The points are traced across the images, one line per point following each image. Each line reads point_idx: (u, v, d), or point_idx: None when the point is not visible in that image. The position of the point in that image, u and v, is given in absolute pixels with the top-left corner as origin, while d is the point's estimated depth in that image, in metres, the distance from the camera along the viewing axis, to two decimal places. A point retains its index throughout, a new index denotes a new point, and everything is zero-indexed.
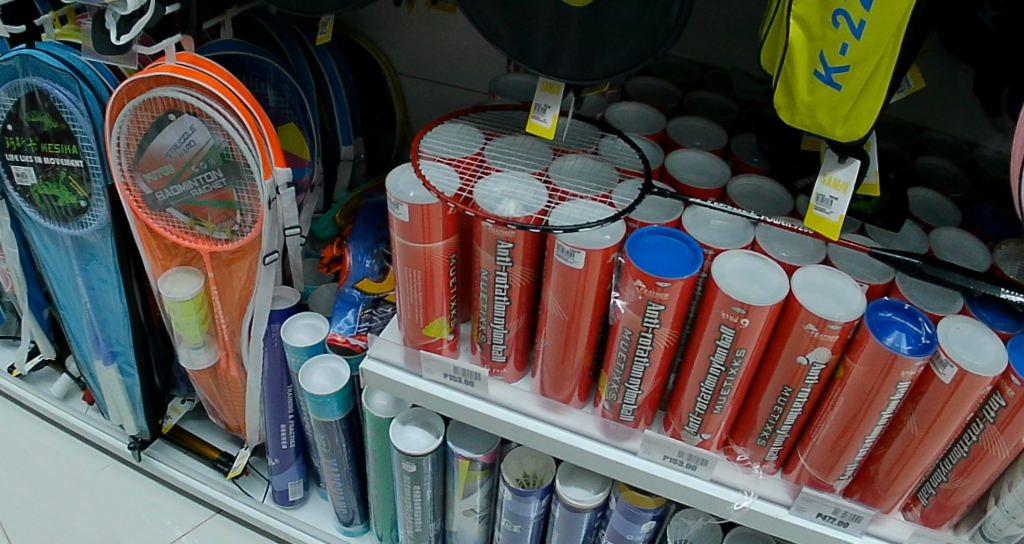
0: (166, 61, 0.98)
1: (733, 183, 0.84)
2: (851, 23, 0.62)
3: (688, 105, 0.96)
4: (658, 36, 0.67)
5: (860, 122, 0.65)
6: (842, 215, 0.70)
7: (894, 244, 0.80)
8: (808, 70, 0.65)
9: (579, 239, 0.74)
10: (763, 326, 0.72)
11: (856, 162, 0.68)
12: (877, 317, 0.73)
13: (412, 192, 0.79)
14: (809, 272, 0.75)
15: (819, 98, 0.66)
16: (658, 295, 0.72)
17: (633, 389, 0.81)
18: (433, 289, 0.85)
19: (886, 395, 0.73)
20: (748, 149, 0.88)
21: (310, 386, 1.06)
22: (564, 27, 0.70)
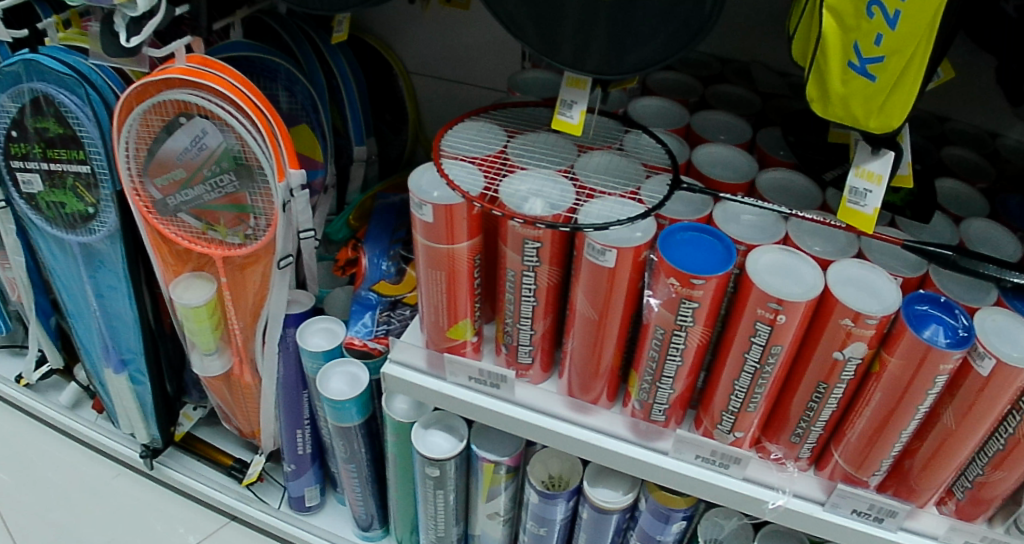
0: (176, 64, 0.96)
1: (760, 177, 0.83)
2: (885, 13, 0.61)
3: (709, 99, 0.95)
4: (690, 30, 0.66)
5: (895, 114, 0.64)
6: (877, 208, 0.69)
7: (925, 235, 0.79)
8: (841, 61, 0.65)
9: (609, 237, 0.73)
10: (800, 323, 0.71)
11: (890, 154, 0.67)
12: (914, 310, 0.71)
13: (435, 192, 0.77)
14: (843, 266, 0.73)
15: (853, 89, 0.65)
16: (691, 292, 0.71)
17: (665, 388, 0.80)
18: (458, 291, 0.84)
19: (924, 389, 0.71)
20: (773, 142, 0.87)
21: (328, 391, 1.05)
22: (593, 22, 0.68)
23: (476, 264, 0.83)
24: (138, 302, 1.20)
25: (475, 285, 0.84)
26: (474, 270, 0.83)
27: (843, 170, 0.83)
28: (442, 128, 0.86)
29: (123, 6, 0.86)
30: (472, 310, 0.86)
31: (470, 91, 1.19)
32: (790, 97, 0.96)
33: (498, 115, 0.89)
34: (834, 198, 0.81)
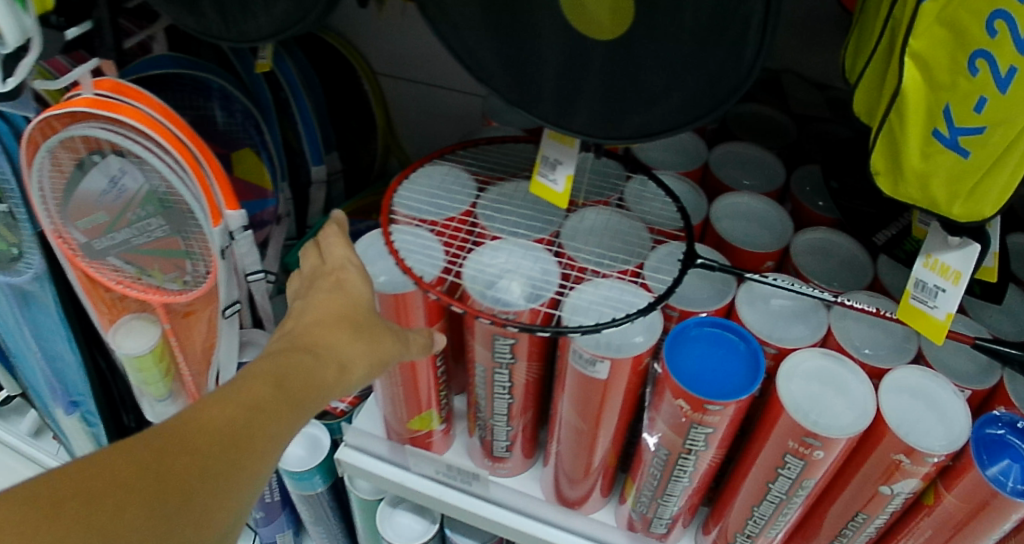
0: (81, 92, 0.78)
1: (797, 239, 0.66)
2: (995, 70, 0.42)
3: (729, 124, 0.77)
4: (720, 87, 0.46)
5: (989, 201, 0.46)
6: (951, 312, 0.53)
7: (1000, 322, 0.62)
8: (924, 127, 0.46)
9: (602, 343, 0.58)
10: (840, 455, 0.56)
11: (975, 249, 0.50)
12: (984, 435, 0.56)
13: (384, 276, 0.65)
14: (903, 374, 0.58)
15: (936, 166, 0.46)
16: (705, 418, 0.56)
17: (667, 505, 0.67)
18: (420, 382, 0.70)
19: (986, 535, 0.57)
20: (812, 187, 0.70)
21: (286, 460, 0.92)
22: (583, 67, 0.49)
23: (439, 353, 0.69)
24: (79, 345, 1.06)
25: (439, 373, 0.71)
26: (438, 359, 0.69)
27: (897, 231, 0.66)
28: (398, 176, 0.68)
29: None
30: (439, 399, 0.73)
31: (445, 95, 1.00)
32: (832, 120, 0.77)
33: (471, 155, 0.70)
34: (887, 270, 0.64)
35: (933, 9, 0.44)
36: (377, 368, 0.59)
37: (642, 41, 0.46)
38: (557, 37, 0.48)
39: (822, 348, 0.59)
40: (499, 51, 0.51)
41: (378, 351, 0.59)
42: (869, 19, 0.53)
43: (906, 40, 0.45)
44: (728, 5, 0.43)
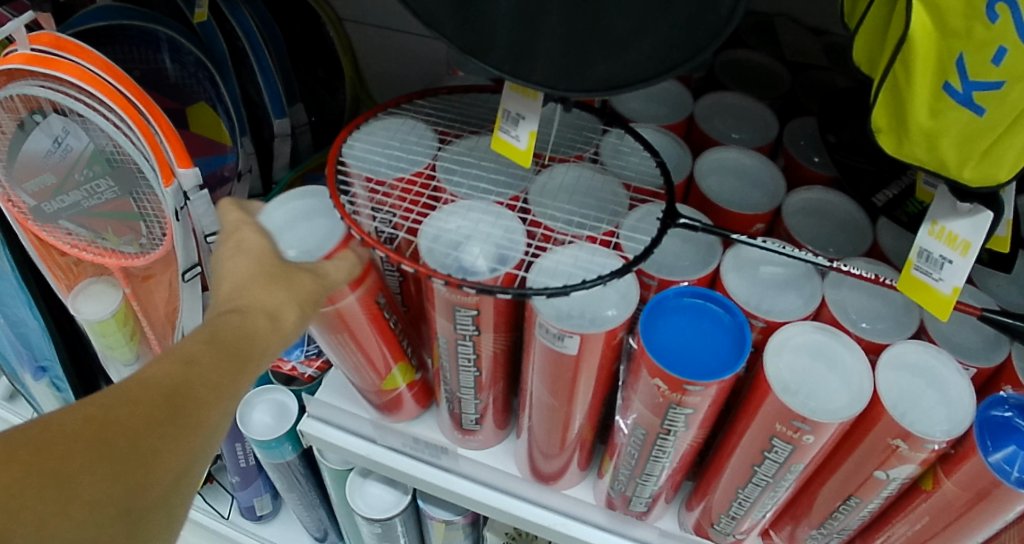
0: (18, 49, 0.73)
1: (790, 198, 0.60)
2: (1017, 13, 0.37)
3: (718, 73, 0.71)
4: (698, 31, 0.41)
5: (1003, 164, 0.40)
6: (958, 286, 0.48)
7: (1008, 293, 0.57)
8: (934, 80, 0.40)
9: (570, 315, 0.53)
10: (832, 440, 0.52)
11: (986, 217, 0.45)
12: (990, 418, 0.51)
13: (293, 251, 0.59)
14: (902, 350, 0.53)
15: (945, 125, 0.40)
16: (684, 399, 0.51)
17: (646, 484, 0.63)
18: (379, 339, 0.64)
19: (985, 524, 0.52)
20: (806, 143, 0.64)
21: (251, 429, 0.88)
22: (544, 11, 0.43)
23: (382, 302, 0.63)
24: (40, 310, 1.01)
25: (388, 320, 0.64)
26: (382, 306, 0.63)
27: (899, 191, 0.59)
28: (350, 124, 0.62)
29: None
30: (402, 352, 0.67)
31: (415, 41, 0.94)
32: (830, 67, 0.71)
33: (431, 104, 0.64)
34: (885, 235, 0.59)
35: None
36: (308, 311, 0.52)
37: None
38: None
39: (815, 322, 0.54)
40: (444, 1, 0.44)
41: (304, 292, 0.52)
42: None
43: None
44: None
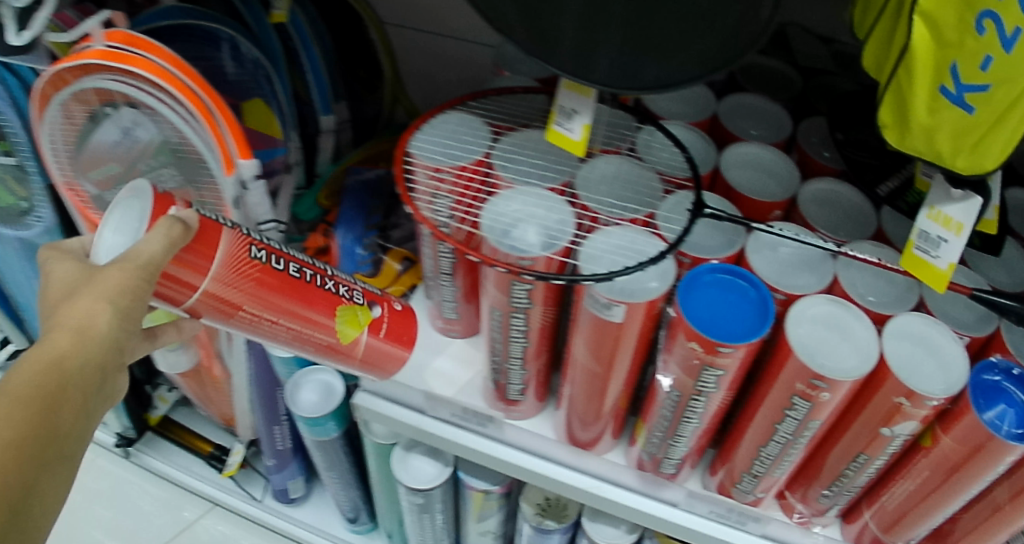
0: (93, 44, 0.77)
1: (804, 188, 0.68)
2: (1001, 31, 0.44)
3: (738, 78, 0.78)
4: (735, 40, 0.48)
5: (991, 155, 0.47)
6: (953, 261, 0.55)
7: (997, 272, 0.65)
8: (931, 83, 0.48)
9: (616, 287, 0.60)
10: (844, 397, 0.59)
11: (977, 201, 0.53)
12: (981, 382, 0.58)
13: (109, 233, 0.61)
14: (905, 321, 0.60)
15: (942, 120, 0.48)
16: (717, 360, 0.58)
17: (678, 445, 0.70)
18: (291, 298, 0.68)
19: (979, 475, 0.59)
20: (817, 139, 0.71)
21: (300, 407, 0.95)
22: (605, 17, 0.49)
23: (274, 261, 0.67)
24: None
25: (298, 277, 0.68)
26: (275, 264, 0.67)
27: (901, 182, 0.67)
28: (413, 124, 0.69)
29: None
30: (331, 301, 0.71)
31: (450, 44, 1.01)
32: (839, 73, 0.79)
33: (482, 105, 0.71)
34: (890, 222, 0.66)
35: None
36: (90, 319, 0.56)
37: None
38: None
39: (830, 295, 0.62)
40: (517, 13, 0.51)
41: (121, 283, 0.57)
42: None
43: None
44: None
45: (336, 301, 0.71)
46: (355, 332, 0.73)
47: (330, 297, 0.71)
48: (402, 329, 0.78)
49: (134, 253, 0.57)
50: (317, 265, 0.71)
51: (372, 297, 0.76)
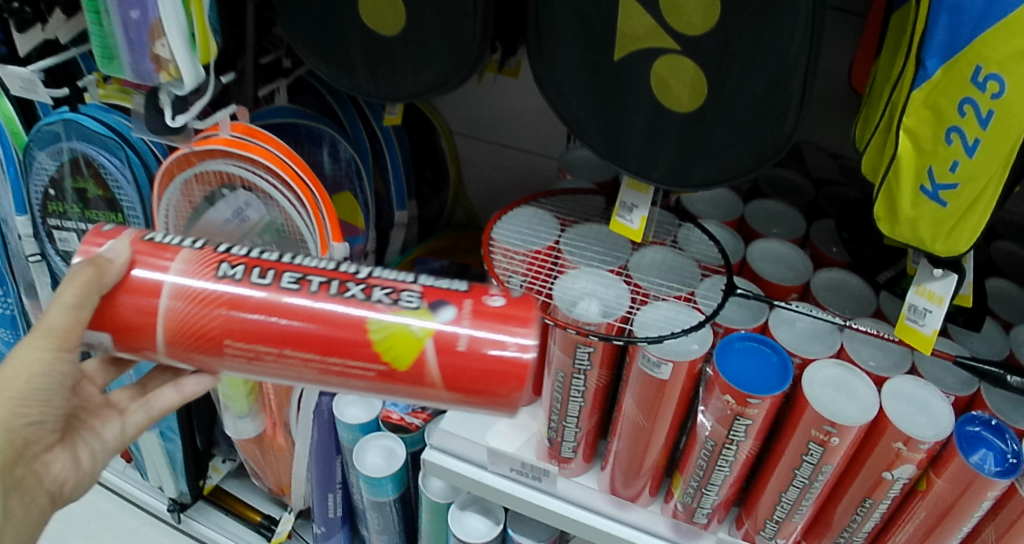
0: (220, 132, 0.94)
1: (817, 276, 0.83)
2: (964, 141, 0.60)
3: (760, 186, 0.96)
4: (765, 152, 0.66)
5: (962, 238, 0.63)
6: (937, 328, 0.70)
7: (976, 345, 0.79)
8: (915, 183, 0.64)
9: (665, 349, 0.75)
10: (852, 443, 0.72)
11: (953, 279, 0.67)
12: (965, 432, 0.71)
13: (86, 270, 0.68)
14: (899, 382, 0.74)
15: (923, 212, 0.64)
16: (747, 410, 0.72)
17: (710, 494, 0.82)
18: (329, 308, 0.65)
19: (968, 511, 0.72)
20: (827, 237, 0.88)
21: (365, 467, 1.07)
22: (664, 129, 0.68)
23: (286, 284, 0.66)
24: None
25: (314, 292, 0.66)
26: (290, 287, 0.66)
27: (896, 273, 0.84)
28: (495, 215, 0.87)
29: (168, 83, 0.87)
30: (349, 316, 0.65)
31: (513, 154, 1.18)
32: (844, 184, 0.96)
33: (551, 203, 0.89)
34: (888, 304, 0.81)
35: (919, 98, 0.62)
36: None
37: (709, 114, 0.66)
38: (647, 102, 0.68)
39: (837, 360, 0.75)
40: (599, 113, 0.70)
41: (28, 367, 0.68)
42: (873, 103, 0.74)
43: (901, 119, 0.64)
44: (777, 90, 0.63)
45: (367, 310, 0.65)
46: (413, 341, 0.65)
47: (348, 305, 0.65)
48: (483, 340, 0.64)
49: (66, 303, 0.64)
50: (328, 270, 0.68)
51: (438, 296, 0.67)
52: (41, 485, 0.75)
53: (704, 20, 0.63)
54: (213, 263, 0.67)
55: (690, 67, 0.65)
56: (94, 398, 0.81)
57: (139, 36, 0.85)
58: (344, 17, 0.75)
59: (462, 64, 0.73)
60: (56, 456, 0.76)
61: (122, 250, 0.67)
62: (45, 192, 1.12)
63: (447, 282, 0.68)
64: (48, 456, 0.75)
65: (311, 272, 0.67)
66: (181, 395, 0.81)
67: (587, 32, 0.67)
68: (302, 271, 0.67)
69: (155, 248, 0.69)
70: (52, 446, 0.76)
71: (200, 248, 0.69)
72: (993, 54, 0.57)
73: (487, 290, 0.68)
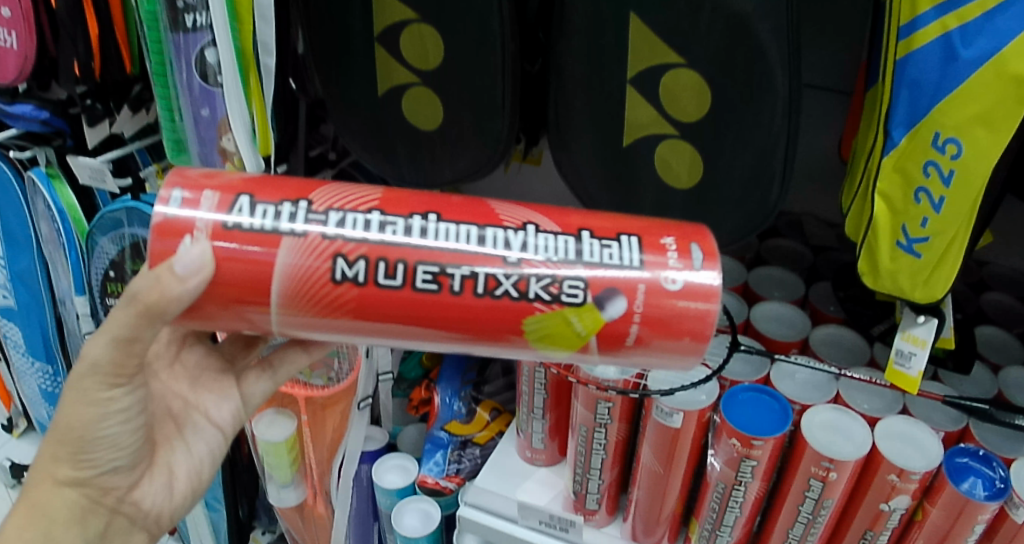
0: None
1: (815, 332, 0.93)
2: (931, 200, 0.69)
3: (763, 254, 1.07)
4: (756, 219, 0.77)
5: (938, 286, 0.72)
6: (921, 369, 0.79)
7: (965, 386, 0.89)
8: (891, 240, 0.73)
9: (675, 400, 0.83)
10: (850, 477, 0.79)
11: (933, 322, 0.77)
12: (954, 463, 0.79)
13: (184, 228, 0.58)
14: (889, 422, 0.82)
15: (901, 265, 0.73)
16: (752, 452, 0.80)
17: (724, 535, 0.89)
18: (483, 306, 0.60)
19: (963, 536, 0.78)
20: (824, 297, 0.98)
21: (403, 527, 1.09)
22: (668, 203, 0.80)
23: (422, 280, 0.59)
24: None
25: (465, 280, 0.59)
26: (437, 282, 0.59)
27: (889, 325, 0.94)
28: None
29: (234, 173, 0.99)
30: (508, 311, 0.60)
31: None
32: (841, 249, 1.07)
33: None
34: (880, 352, 0.92)
35: (889, 165, 0.71)
36: None
37: (708, 188, 0.78)
38: (654, 180, 0.80)
39: (833, 404, 0.84)
40: (612, 191, 0.82)
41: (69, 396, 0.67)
42: (854, 166, 0.83)
43: (875, 184, 0.73)
44: (757, 180, 0.76)
45: (528, 308, 0.60)
46: (575, 337, 0.61)
47: (505, 305, 0.60)
48: (660, 333, 0.60)
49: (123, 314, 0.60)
50: (469, 255, 0.59)
51: (609, 288, 0.59)
52: (135, 521, 0.76)
53: (698, 109, 0.75)
54: (332, 250, 0.59)
55: (689, 150, 0.77)
56: (171, 414, 0.77)
57: (208, 133, 0.98)
58: (390, 117, 0.88)
59: (493, 154, 0.86)
60: (145, 490, 0.75)
61: (195, 262, 0.57)
62: (105, 273, 1.22)
63: (617, 249, 0.60)
64: (136, 493, 0.75)
65: (448, 263, 0.59)
66: (308, 358, 0.80)
67: (599, 123, 0.79)
68: (439, 255, 0.59)
69: (251, 237, 0.58)
70: (139, 481, 0.75)
71: (304, 233, 0.58)
72: (948, 123, 0.66)
73: (662, 250, 0.60)
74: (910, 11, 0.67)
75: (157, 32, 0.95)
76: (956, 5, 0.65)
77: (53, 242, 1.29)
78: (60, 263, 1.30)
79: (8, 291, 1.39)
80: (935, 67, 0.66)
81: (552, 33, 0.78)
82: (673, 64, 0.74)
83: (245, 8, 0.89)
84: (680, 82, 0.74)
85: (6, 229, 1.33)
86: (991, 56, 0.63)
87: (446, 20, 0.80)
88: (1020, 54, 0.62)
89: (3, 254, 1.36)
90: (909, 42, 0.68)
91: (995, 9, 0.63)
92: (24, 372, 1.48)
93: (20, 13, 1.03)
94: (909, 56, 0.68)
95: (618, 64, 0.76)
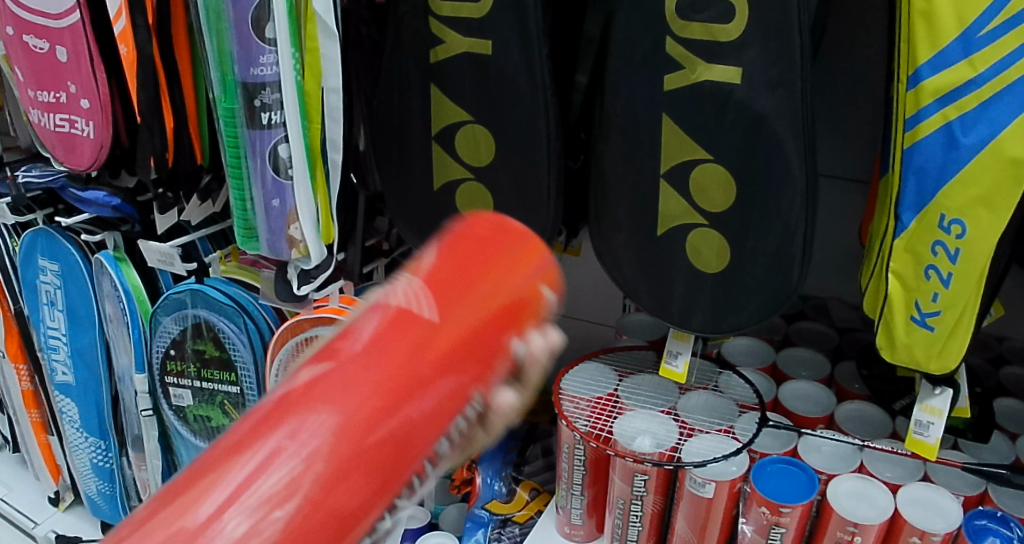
0: (331, 303, 1.15)
1: (840, 408, 1.00)
2: (940, 276, 0.75)
3: (791, 337, 1.13)
4: (779, 298, 0.84)
5: (952, 356, 0.78)
6: (939, 437, 0.86)
7: (984, 453, 0.95)
8: (906, 315, 0.78)
9: (708, 471, 0.92)
10: (875, 540, 0.88)
11: (948, 392, 0.84)
12: (974, 525, 0.87)
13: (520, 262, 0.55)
14: (911, 489, 0.90)
15: (916, 337, 0.78)
16: (780, 519, 0.89)
17: None
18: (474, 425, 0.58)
19: None
20: (848, 376, 1.04)
21: None
22: (699, 285, 0.87)
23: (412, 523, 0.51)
24: None
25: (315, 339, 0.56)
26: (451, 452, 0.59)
27: (909, 400, 1.00)
28: (563, 369, 1.08)
29: (298, 260, 1.05)
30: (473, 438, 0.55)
31: (575, 323, 1.41)
32: (865, 328, 1.13)
33: (610, 356, 1.09)
34: (902, 425, 0.98)
35: (901, 246, 0.77)
36: None
37: (734, 274, 0.85)
38: (685, 270, 0.87)
39: (858, 473, 0.92)
40: (649, 277, 0.89)
41: None
42: (870, 245, 0.87)
43: (889, 264, 0.78)
44: (781, 268, 0.83)
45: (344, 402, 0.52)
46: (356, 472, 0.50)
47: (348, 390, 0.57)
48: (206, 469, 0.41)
49: None
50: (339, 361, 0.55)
51: None
52: None
53: (724, 200, 0.83)
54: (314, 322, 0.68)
55: (715, 236, 0.85)
56: None
57: (276, 222, 1.02)
58: (443, 204, 0.97)
59: (538, 244, 0.94)
60: None
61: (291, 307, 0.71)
62: (166, 352, 1.28)
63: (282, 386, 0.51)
64: None
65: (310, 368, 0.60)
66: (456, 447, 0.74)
67: (634, 212, 0.88)
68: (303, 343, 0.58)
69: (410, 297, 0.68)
70: None
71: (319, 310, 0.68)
72: (952, 205, 0.73)
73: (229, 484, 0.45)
74: (913, 103, 0.73)
75: (233, 127, 1.00)
76: (955, 97, 0.71)
77: (116, 320, 1.33)
78: (122, 342, 1.34)
79: (66, 367, 1.42)
80: (939, 156, 0.72)
81: (592, 133, 0.88)
82: (703, 160, 0.82)
83: (315, 107, 0.98)
84: (710, 175, 0.83)
85: (71, 307, 1.37)
86: (989, 142, 0.70)
87: (498, 122, 0.90)
88: (1015, 139, 0.69)
89: (65, 331, 1.40)
90: (914, 133, 0.73)
91: (990, 99, 0.69)
92: (73, 447, 1.49)
93: (98, 105, 1.08)
94: (915, 146, 0.73)
95: (652, 160, 0.84)
